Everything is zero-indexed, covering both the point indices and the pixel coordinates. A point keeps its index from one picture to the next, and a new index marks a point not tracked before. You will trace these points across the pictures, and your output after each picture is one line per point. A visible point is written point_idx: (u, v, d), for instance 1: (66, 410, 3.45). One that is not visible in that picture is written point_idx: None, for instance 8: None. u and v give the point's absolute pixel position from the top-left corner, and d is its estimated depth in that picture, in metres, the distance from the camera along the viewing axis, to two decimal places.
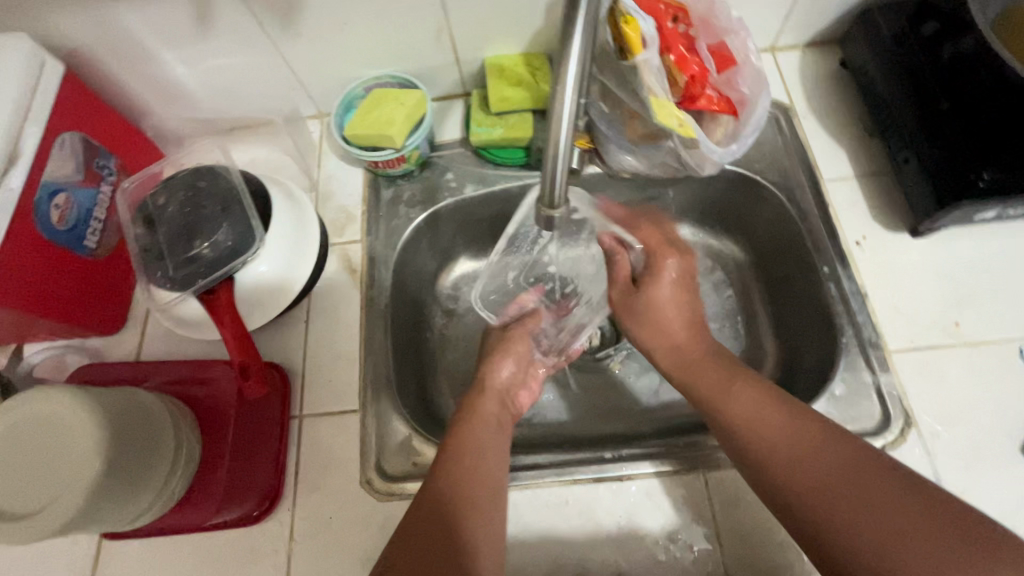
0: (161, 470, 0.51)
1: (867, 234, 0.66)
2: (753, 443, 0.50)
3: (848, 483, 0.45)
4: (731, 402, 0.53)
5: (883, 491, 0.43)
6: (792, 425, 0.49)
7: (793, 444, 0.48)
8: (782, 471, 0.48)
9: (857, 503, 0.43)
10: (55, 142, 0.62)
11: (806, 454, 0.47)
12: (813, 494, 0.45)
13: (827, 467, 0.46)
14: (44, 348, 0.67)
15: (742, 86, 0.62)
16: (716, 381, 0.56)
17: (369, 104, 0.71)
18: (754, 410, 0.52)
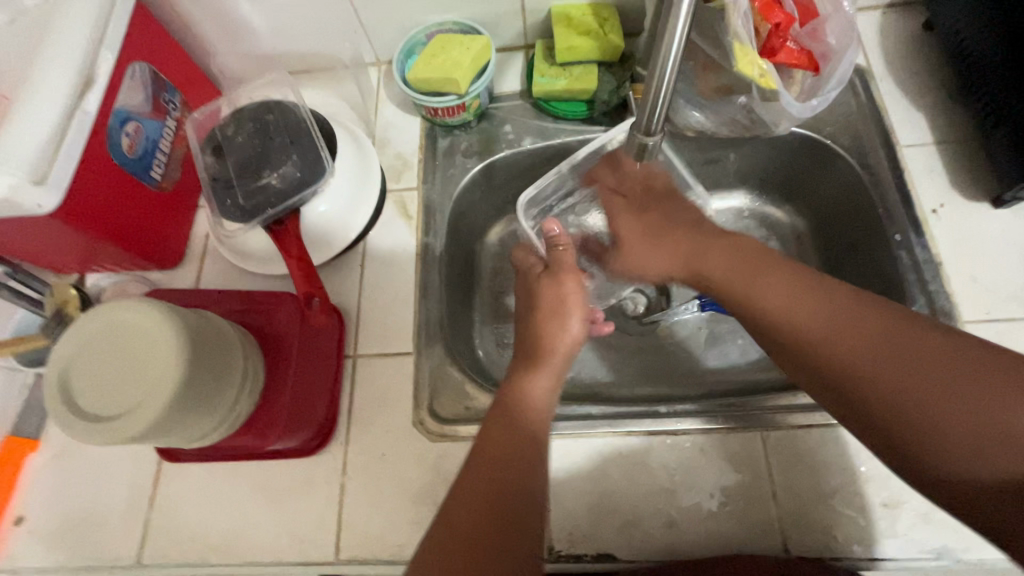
0: (231, 391, 0.53)
1: (944, 202, 0.64)
2: (786, 325, 0.48)
3: (893, 347, 0.44)
4: (759, 287, 0.51)
5: (927, 351, 0.43)
6: (824, 303, 0.47)
7: (829, 322, 0.46)
8: (820, 348, 0.46)
9: (902, 367, 0.43)
10: (127, 72, 0.63)
11: (845, 328, 0.46)
12: (857, 364, 0.44)
13: (869, 335, 0.45)
14: (107, 276, 0.69)
15: (829, 38, 0.59)
16: (735, 269, 0.53)
17: (435, 48, 0.70)
18: (782, 292, 0.49)
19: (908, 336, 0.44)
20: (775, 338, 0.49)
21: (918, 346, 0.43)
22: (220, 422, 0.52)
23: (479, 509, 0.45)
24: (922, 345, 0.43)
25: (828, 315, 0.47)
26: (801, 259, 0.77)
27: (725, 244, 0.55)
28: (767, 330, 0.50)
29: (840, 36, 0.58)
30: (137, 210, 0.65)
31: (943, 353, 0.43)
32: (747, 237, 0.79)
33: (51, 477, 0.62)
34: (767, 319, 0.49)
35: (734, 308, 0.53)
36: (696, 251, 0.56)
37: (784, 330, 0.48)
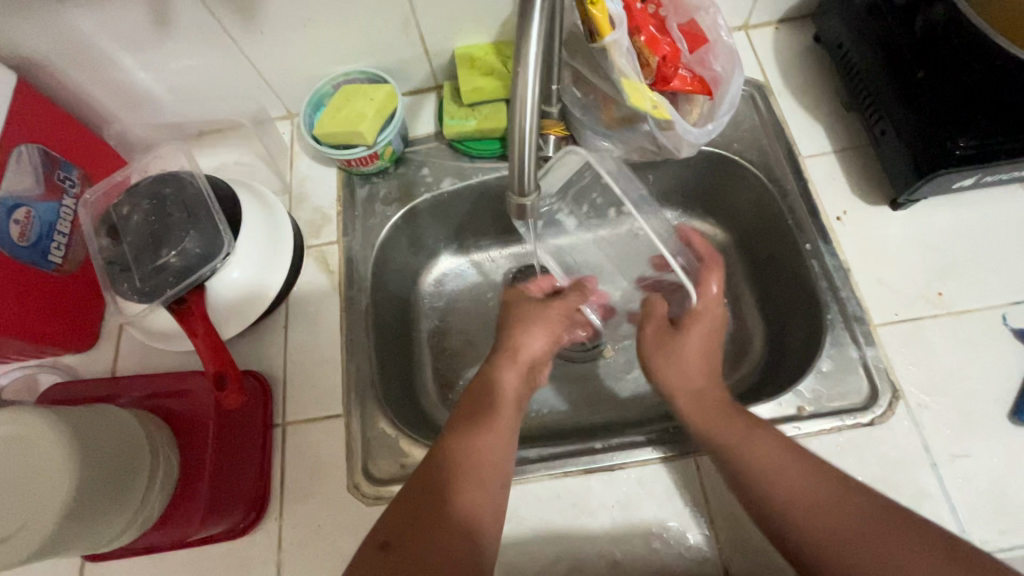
0: (139, 484, 0.51)
1: (847, 209, 0.66)
2: (772, 496, 0.47)
3: (878, 546, 0.43)
4: (748, 448, 0.50)
5: (914, 553, 0.42)
6: (810, 475, 0.47)
7: (814, 494, 0.46)
8: (809, 523, 0.45)
9: (886, 563, 0.42)
10: (13, 155, 0.60)
11: (832, 507, 0.45)
12: (847, 554, 0.43)
13: (853, 527, 0.44)
14: (16, 368, 0.65)
15: (715, 65, 0.61)
16: (729, 426, 0.52)
17: (341, 101, 0.70)
18: (771, 460, 0.49)
19: (898, 526, 0.43)
20: (758, 507, 0.48)
21: (903, 547, 0.42)
22: (131, 523, 0.50)
23: (411, 514, 0.45)
24: (911, 539, 0.42)
25: (812, 491, 0.46)
26: (729, 270, 0.78)
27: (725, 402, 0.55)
28: (755, 486, 0.49)
29: (725, 63, 0.60)
30: (41, 299, 0.61)
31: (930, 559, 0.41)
32: None
33: None
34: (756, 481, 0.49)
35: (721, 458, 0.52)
36: (692, 421, 0.55)
37: (775, 497, 0.47)
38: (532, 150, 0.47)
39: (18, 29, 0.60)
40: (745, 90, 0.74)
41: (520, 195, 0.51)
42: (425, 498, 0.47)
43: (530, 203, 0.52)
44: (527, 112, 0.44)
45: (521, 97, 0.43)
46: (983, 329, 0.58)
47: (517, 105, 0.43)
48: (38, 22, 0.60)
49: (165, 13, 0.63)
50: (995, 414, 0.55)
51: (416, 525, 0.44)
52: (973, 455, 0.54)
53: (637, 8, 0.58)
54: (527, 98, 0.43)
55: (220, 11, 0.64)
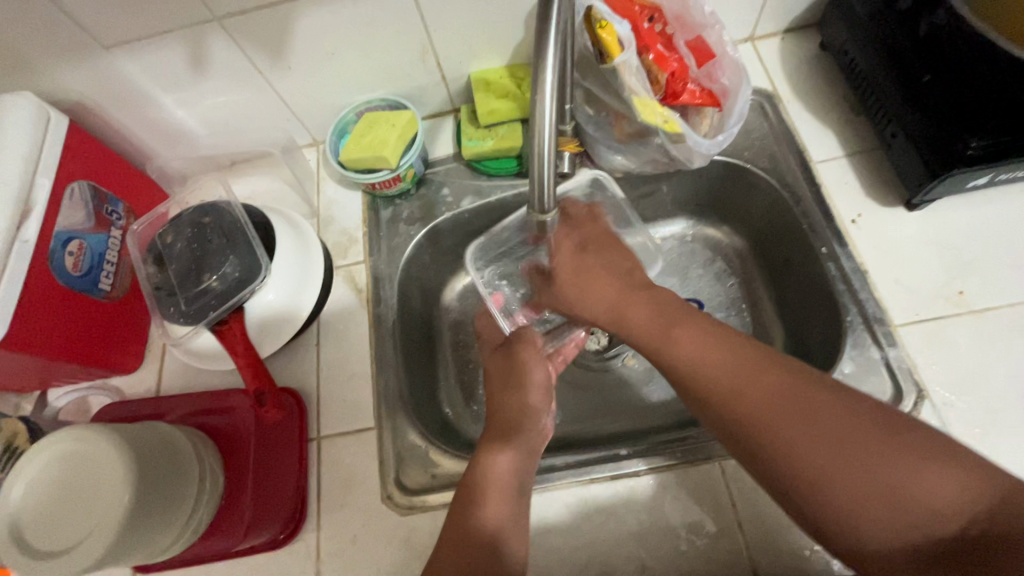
0: (190, 495, 0.54)
1: (862, 212, 0.67)
2: (699, 385, 0.47)
3: (807, 406, 0.42)
4: (672, 344, 0.49)
5: (837, 413, 0.41)
6: (733, 361, 0.46)
7: (738, 378, 0.45)
8: (735, 410, 0.44)
9: (803, 438, 0.41)
10: (66, 192, 0.64)
11: (753, 389, 0.44)
12: (767, 432, 0.42)
13: (777, 394, 0.43)
14: (67, 392, 0.69)
15: (722, 78, 0.64)
16: (655, 323, 0.51)
17: (365, 127, 0.74)
18: (693, 349, 0.48)
19: (814, 394, 0.42)
20: (690, 399, 0.48)
21: (821, 401, 0.42)
22: (182, 531, 0.53)
23: (450, 514, 0.50)
24: (821, 410, 0.41)
25: (736, 371, 0.45)
26: (746, 276, 0.79)
27: (650, 307, 0.52)
28: (679, 382, 0.48)
29: (732, 77, 0.63)
30: (90, 325, 0.65)
31: (846, 412, 0.41)
32: (694, 260, 0.82)
33: None
34: (681, 376, 0.48)
35: (653, 360, 0.51)
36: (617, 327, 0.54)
37: (698, 386, 0.47)
38: (551, 170, 0.49)
39: (70, 75, 0.65)
40: (754, 100, 0.75)
41: (540, 212, 0.53)
42: (456, 503, 0.50)
43: (551, 217, 0.54)
44: (546, 135, 0.46)
45: (540, 123, 0.45)
46: (1006, 326, 0.58)
47: (537, 127, 0.46)
48: (88, 68, 0.65)
49: (201, 55, 0.68)
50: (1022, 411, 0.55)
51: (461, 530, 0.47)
52: (1002, 453, 0.53)
53: (644, 28, 0.61)
54: (545, 124, 0.45)
55: (251, 50, 0.69)
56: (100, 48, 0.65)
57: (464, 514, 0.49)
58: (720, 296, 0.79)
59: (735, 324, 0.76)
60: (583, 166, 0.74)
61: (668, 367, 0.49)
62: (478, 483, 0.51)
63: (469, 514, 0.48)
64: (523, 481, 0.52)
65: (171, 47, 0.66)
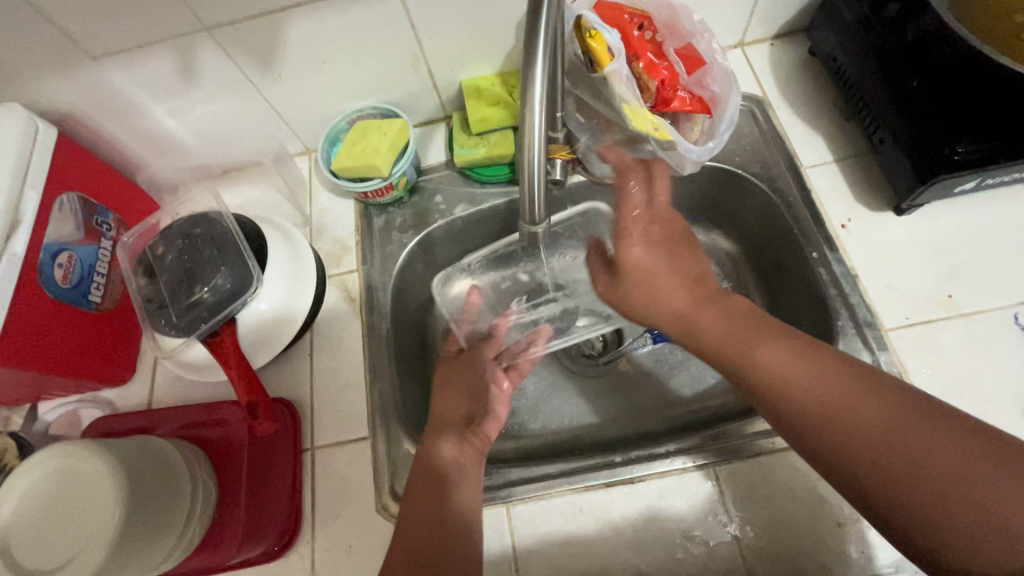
0: (183, 508, 0.53)
1: (852, 217, 0.67)
2: (782, 397, 0.47)
3: (901, 425, 0.42)
4: (756, 356, 0.50)
5: (937, 433, 0.41)
6: (822, 376, 0.46)
7: (830, 394, 0.45)
8: (829, 424, 0.44)
9: (899, 456, 0.41)
10: (55, 203, 0.64)
11: (845, 405, 0.44)
12: (859, 450, 0.42)
13: (867, 410, 0.44)
14: (57, 405, 0.68)
15: (712, 86, 0.64)
16: (735, 338, 0.52)
17: (356, 136, 0.74)
18: (775, 361, 0.49)
19: (912, 415, 0.42)
20: (768, 407, 0.48)
21: (914, 421, 0.42)
22: (176, 545, 0.52)
23: (413, 494, 0.54)
24: (919, 430, 0.41)
25: (820, 384, 0.46)
26: (739, 281, 0.79)
27: (722, 319, 0.54)
28: (762, 395, 0.49)
29: (721, 84, 0.63)
30: (81, 338, 0.65)
31: (942, 435, 0.41)
32: None
33: None
34: (767, 390, 0.48)
35: (732, 372, 0.51)
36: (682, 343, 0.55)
37: (785, 400, 0.47)
38: (542, 181, 0.49)
39: (59, 86, 0.65)
40: (744, 105, 0.76)
41: (531, 223, 0.53)
42: (423, 484, 0.55)
43: (541, 229, 0.54)
44: (536, 147, 0.46)
45: (530, 135, 0.45)
46: (995, 330, 0.59)
47: (527, 139, 0.46)
48: (77, 79, 0.65)
49: (191, 65, 0.68)
50: (1013, 414, 0.55)
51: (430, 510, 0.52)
52: None
53: (634, 37, 0.61)
54: (534, 133, 0.45)
55: (241, 59, 0.68)
56: (89, 59, 0.64)
57: (433, 497, 0.53)
58: None
59: None
60: (575, 172, 0.74)
61: (752, 381, 0.49)
62: (433, 470, 0.56)
63: (442, 494, 0.54)
64: (466, 464, 0.58)
65: (161, 58, 0.66)
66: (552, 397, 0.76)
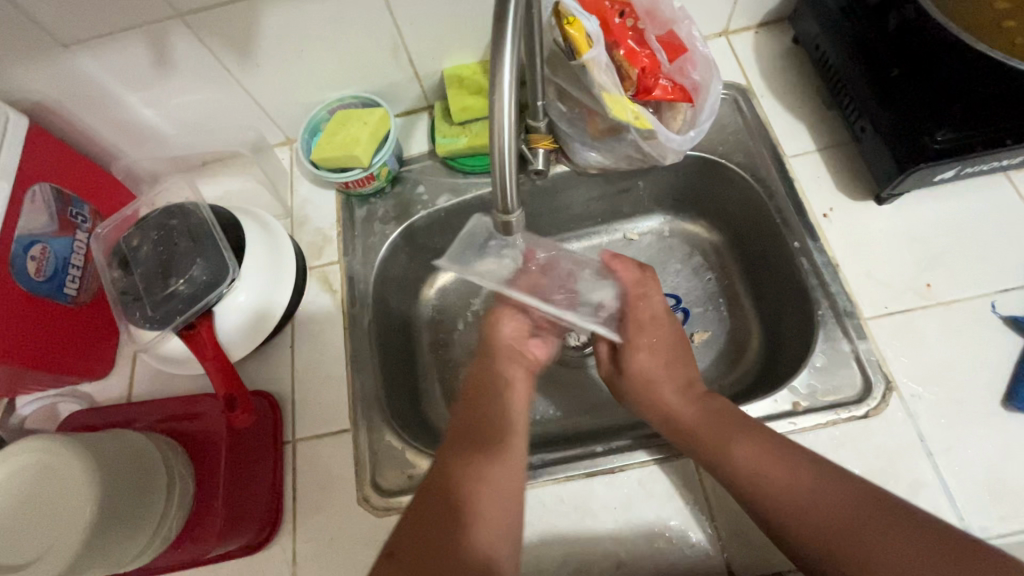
0: (159, 503, 0.53)
1: (833, 206, 0.67)
2: (756, 496, 0.50)
3: (868, 532, 0.45)
4: (729, 453, 0.53)
5: (903, 541, 0.44)
6: (796, 481, 0.49)
7: (801, 497, 0.48)
8: (799, 529, 0.48)
9: (872, 566, 0.44)
10: (27, 194, 0.63)
11: (819, 510, 0.47)
12: (830, 556, 0.46)
13: (839, 511, 0.47)
14: (34, 399, 0.67)
15: (693, 74, 0.64)
16: (712, 429, 0.55)
17: (336, 126, 0.73)
18: (747, 453, 0.52)
19: (881, 521, 0.45)
20: (745, 505, 0.51)
21: (882, 526, 0.45)
22: (151, 540, 0.51)
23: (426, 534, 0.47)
24: (888, 536, 0.44)
25: (787, 478, 0.50)
26: (723, 271, 0.79)
27: (699, 407, 0.58)
28: (738, 491, 0.52)
29: (702, 72, 0.63)
30: (56, 331, 0.64)
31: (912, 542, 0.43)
32: (671, 256, 0.82)
33: None
34: (744, 489, 0.51)
35: (708, 466, 0.55)
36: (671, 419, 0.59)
37: (758, 499, 0.50)
38: (513, 172, 0.49)
39: (29, 74, 0.63)
40: (728, 94, 0.76)
41: (504, 213, 0.53)
42: (438, 525, 0.48)
43: (515, 219, 0.54)
44: (505, 136, 0.46)
45: (499, 126, 0.45)
46: (972, 318, 0.59)
47: (497, 129, 0.45)
48: (47, 67, 0.64)
49: (165, 53, 0.66)
50: (988, 402, 0.56)
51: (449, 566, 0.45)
52: (968, 444, 0.54)
53: (614, 23, 0.60)
54: (505, 121, 0.45)
55: (217, 47, 0.67)
56: (59, 46, 0.63)
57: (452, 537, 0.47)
58: (696, 291, 0.79)
59: (712, 320, 0.77)
60: (558, 163, 0.74)
61: (727, 476, 0.53)
62: (466, 495, 0.49)
63: (464, 541, 0.47)
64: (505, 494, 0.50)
65: (134, 45, 0.65)
66: (537, 388, 0.76)
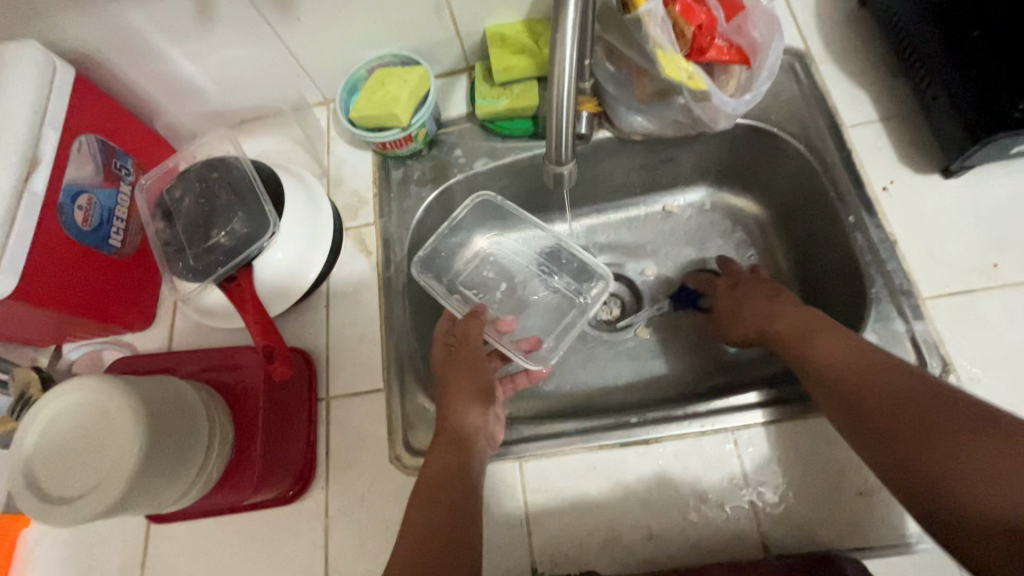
0: (201, 449, 0.54)
1: (895, 179, 0.63)
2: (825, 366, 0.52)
3: (925, 407, 0.45)
4: (816, 334, 0.55)
5: (964, 419, 0.43)
6: (867, 358, 0.50)
7: (864, 371, 0.50)
8: (857, 397, 0.49)
9: (923, 431, 0.44)
10: (74, 144, 0.63)
11: (881, 383, 0.48)
12: (887, 420, 0.46)
13: (900, 392, 0.47)
14: (79, 346, 0.70)
15: (753, 32, 0.59)
16: (802, 319, 0.57)
17: (375, 84, 0.71)
18: (842, 343, 0.53)
19: (944, 399, 0.45)
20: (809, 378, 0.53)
21: (950, 416, 0.44)
22: (193, 481, 0.54)
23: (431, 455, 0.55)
24: (947, 413, 0.44)
25: (869, 364, 0.50)
26: (766, 247, 0.77)
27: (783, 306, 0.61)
28: (807, 371, 0.54)
29: (765, 29, 0.58)
30: (101, 280, 0.65)
31: (962, 419, 0.43)
32: (712, 231, 0.79)
33: (45, 553, 0.62)
34: (813, 365, 0.53)
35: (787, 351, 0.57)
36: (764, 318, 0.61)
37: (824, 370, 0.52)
38: (569, 122, 0.50)
39: (76, 24, 0.64)
40: (784, 60, 0.71)
41: (556, 164, 0.55)
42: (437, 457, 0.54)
43: (566, 171, 0.56)
44: (565, 82, 0.46)
45: (560, 64, 0.45)
46: None
47: (555, 76, 0.46)
48: (93, 17, 0.63)
49: (207, 4, 0.66)
50: None
51: (438, 486, 0.52)
52: None
53: None
54: (564, 70, 0.46)
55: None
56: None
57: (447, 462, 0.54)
58: None
59: None
60: (601, 128, 0.71)
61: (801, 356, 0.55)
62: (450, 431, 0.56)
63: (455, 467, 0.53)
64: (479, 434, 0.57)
65: None
66: (567, 361, 0.75)
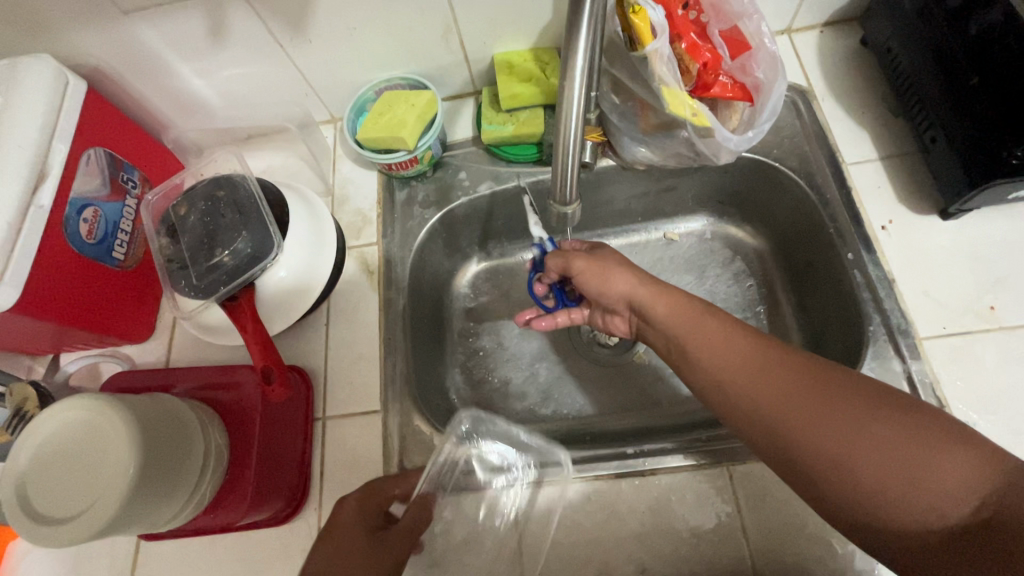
0: (195, 471, 0.54)
1: (893, 218, 0.64)
2: (715, 366, 0.50)
3: (813, 396, 0.44)
4: (697, 331, 0.53)
5: (850, 399, 0.43)
6: (748, 350, 0.49)
7: (748, 365, 0.48)
8: (749, 396, 0.47)
9: (816, 421, 0.43)
10: (82, 158, 0.64)
11: (767, 377, 0.47)
12: (780, 413, 0.45)
13: (786, 384, 0.45)
14: (78, 358, 0.70)
15: (757, 72, 0.61)
16: (683, 316, 0.54)
17: (382, 107, 0.72)
18: (723, 339, 0.51)
19: (829, 381, 0.44)
20: (705, 380, 0.51)
21: (840, 401, 0.43)
22: (185, 504, 0.53)
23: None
24: (834, 396, 0.43)
25: (755, 357, 0.48)
26: (765, 278, 0.77)
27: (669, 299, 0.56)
28: (699, 372, 0.51)
29: (767, 69, 0.60)
30: (101, 294, 0.65)
31: (849, 400, 0.43)
32: (711, 260, 0.80)
33: (31, 568, 0.61)
34: (703, 365, 0.51)
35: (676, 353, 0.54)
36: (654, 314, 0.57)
37: (716, 371, 0.50)
38: (576, 155, 0.50)
39: (90, 39, 0.64)
40: (786, 96, 0.73)
41: (560, 203, 0.55)
42: None
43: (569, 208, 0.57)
44: (574, 112, 0.47)
45: (569, 100, 0.46)
46: None
47: (564, 109, 0.46)
48: (108, 34, 0.64)
49: (221, 24, 0.67)
50: None
51: None
52: None
53: (679, 16, 0.58)
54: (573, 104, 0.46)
55: (272, 21, 0.67)
56: (120, 14, 0.63)
57: None
58: (735, 297, 0.77)
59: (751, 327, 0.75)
60: (603, 156, 0.72)
61: (691, 357, 0.52)
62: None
63: None
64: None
65: (191, 16, 0.65)
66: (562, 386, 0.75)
